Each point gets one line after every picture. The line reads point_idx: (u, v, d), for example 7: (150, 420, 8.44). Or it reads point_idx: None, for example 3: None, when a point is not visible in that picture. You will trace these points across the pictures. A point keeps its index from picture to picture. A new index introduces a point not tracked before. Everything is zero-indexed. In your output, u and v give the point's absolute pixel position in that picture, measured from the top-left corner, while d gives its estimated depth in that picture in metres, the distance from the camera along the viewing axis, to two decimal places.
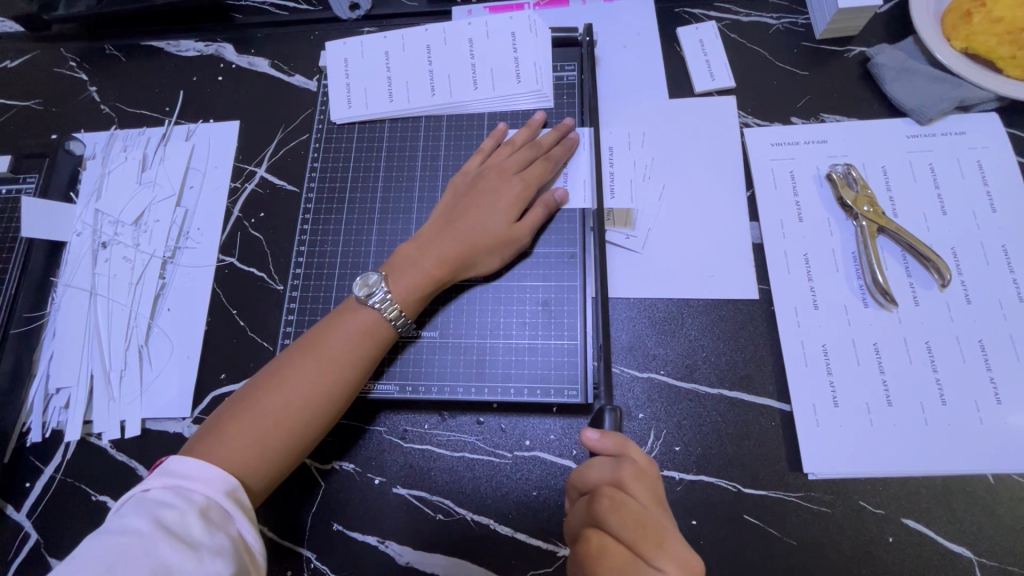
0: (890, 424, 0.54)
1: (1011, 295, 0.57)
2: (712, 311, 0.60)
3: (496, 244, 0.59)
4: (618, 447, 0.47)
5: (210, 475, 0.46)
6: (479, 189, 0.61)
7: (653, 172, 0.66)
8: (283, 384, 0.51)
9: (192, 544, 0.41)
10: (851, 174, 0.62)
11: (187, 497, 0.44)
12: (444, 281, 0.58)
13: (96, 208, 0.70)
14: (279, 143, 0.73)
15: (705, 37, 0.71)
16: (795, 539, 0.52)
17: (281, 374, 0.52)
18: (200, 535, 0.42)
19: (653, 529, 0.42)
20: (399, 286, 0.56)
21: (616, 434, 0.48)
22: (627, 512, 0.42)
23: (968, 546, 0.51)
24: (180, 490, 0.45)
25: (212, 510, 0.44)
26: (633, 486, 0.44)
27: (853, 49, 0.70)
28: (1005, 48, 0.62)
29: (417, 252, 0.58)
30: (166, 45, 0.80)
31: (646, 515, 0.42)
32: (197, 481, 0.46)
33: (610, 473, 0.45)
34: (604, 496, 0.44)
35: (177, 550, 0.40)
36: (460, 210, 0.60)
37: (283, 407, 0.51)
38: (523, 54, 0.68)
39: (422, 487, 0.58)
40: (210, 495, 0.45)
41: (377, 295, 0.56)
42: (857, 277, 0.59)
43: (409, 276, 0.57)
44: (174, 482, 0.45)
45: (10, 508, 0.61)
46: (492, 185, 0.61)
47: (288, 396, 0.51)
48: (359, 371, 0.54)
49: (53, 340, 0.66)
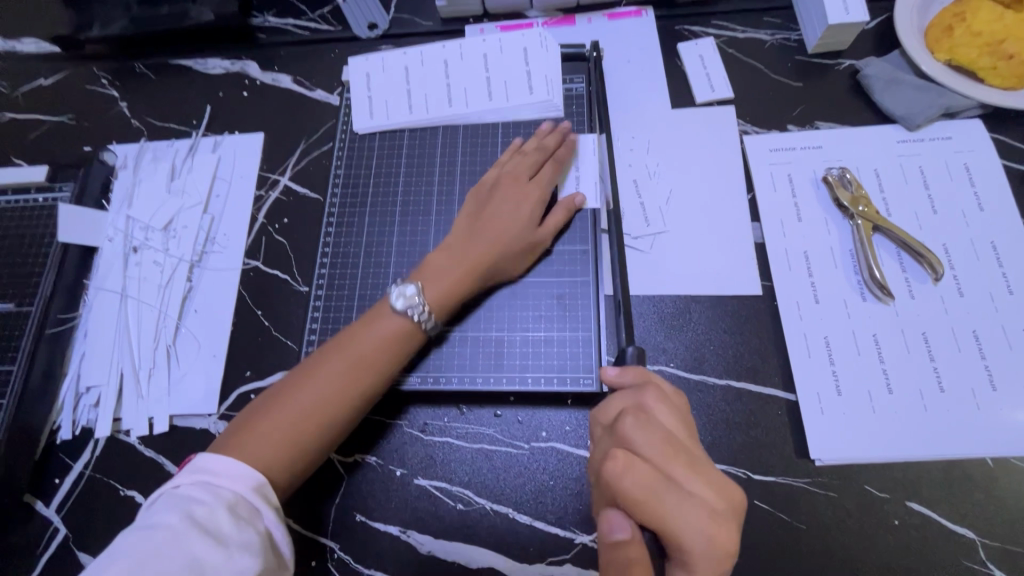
0: (891, 412, 0.57)
1: (1001, 288, 0.60)
2: (718, 307, 0.63)
3: (518, 242, 0.63)
4: (639, 378, 0.49)
5: (239, 473, 0.48)
6: (498, 194, 0.65)
7: (660, 177, 0.69)
8: (313, 383, 0.54)
9: (223, 539, 0.43)
10: (846, 176, 0.66)
11: (217, 493, 0.46)
12: (472, 286, 0.61)
13: (127, 215, 0.73)
14: (302, 153, 0.77)
15: (705, 52, 0.76)
16: (804, 523, 0.54)
17: (311, 374, 0.54)
18: (230, 530, 0.44)
19: (678, 451, 0.44)
20: (432, 292, 0.59)
21: (636, 367, 0.50)
22: (651, 426, 0.45)
23: (971, 527, 0.53)
24: (210, 486, 0.47)
25: (239, 505, 0.46)
26: (657, 409, 0.46)
27: (843, 63, 0.74)
28: (986, 59, 0.67)
29: (446, 261, 0.61)
30: (194, 64, 0.84)
31: (671, 434, 0.45)
32: (226, 478, 0.48)
33: (632, 400, 0.48)
34: (628, 416, 0.46)
35: (209, 545, 0.42)
36: (484, 216, 0.64)
37: (317, 403, 0.53)
38: (535, 67, 0.73)
39: (443, 478, 0.60)
40: (238, 491, 0.47)
41: (414, 309, 0.58)
42: (855, 273, 0.62)
43: (441, 283, 0.60)
44: (203, 478, 0.47)
45: (39, 503, 0.62)
46: (507, 189, 0.65)
47: (322, 393, 0.53)
48: (385, 372, 0.56)
49: (84, 341, 0.68)
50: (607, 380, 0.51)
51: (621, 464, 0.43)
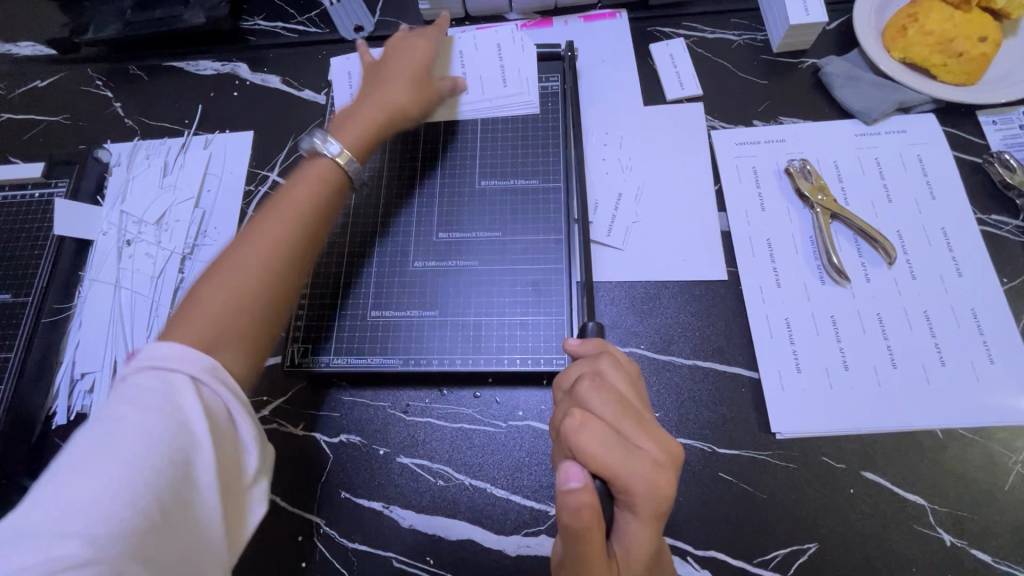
0: (848, 387, 0.60)
1: (950, 271, 0.64)
2: (685, 292, 0.66)
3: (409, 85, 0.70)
4: (597, 349, 0.53)
5: (185, 354, 0.45)
6: (389, 60, 0.72)
7: (631, 170, 0.73)
8: (246, 252, 0.53)
9: (187, 429, 0.42)
10: (807, 167, 0.69)
11: (170, 379, 0.44)
12: (383, 125, 0.68)
13: (121, 210, 0.76)
14: (290, 150, 0.80)
15: (675, 51, 0.79)
16: (765, 492, 0.58)
17: (247, 244, 0.54)
18: (192, 419, 0.42)
19: (628, 410, 0.47)
20: (347, 136, 0.65)
21: (595, 340, 0.54)
22: (606, 389, 0.48)
23: (920, 494, 0.56)
24: (160, 373, 0.44)
25: (198, 389, 0.44)
26: (612, 375, 0.49)
27: (806, 61, 0.78)
28: (938, 56, 0.71)
29: (353, 121, 0.67)
30: (186, 65, 0.87)
31: (624, 397, 0.48)
32: (175, 359, 0.45)
33: (591, 367, 0.51)
34: (586, 379, 0.48)
35: (174, 433, 0.41)
36: (379, 78, 0.71)
37: (228, 291, 0.51)
38: (508, 62, 0.77)
39: (424, 456, 0.62)
40: (191, 372, 0.44)
41: (330, 147, 0.62)
42: (815, 258, 0.66)
43: (355, 127, 0.66)
44: (152, 365, 0.44)
45: (36, 486, 0.65)
46: (403, 62, 0.72)
47: (232, 284, 0.51)
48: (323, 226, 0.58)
49: (79, 331, 0.71)
50: (568, 353, 0.54)
51: (578, 419, 0.45)
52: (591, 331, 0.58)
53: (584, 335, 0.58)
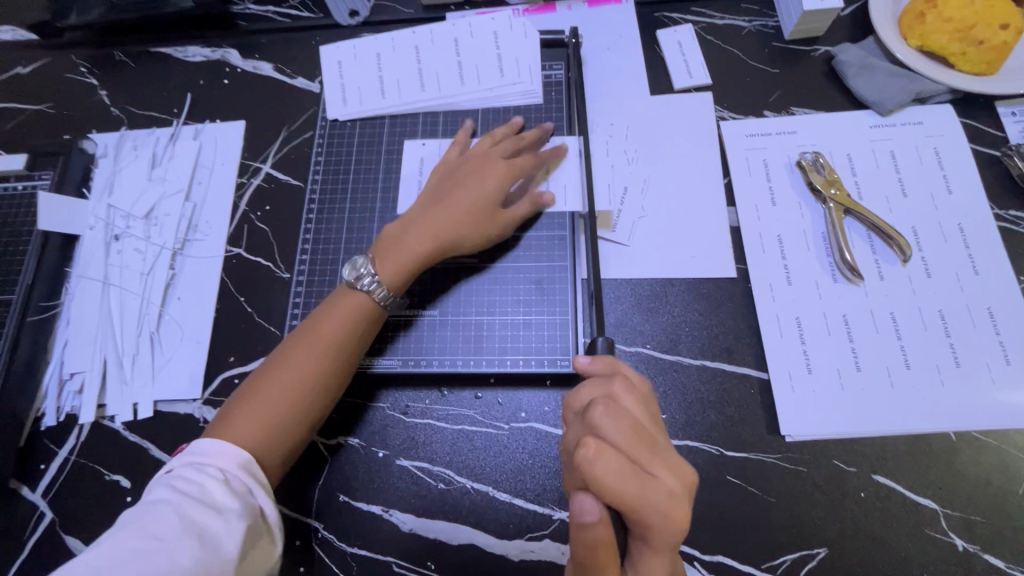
0: (860, 388, 0.58)
1: (966, 269, 0.62)
2: (693, 290, 0.64)
3: (481, 224, 0.62)
4: (608, 368, 0.51)
5: (226, 450, 0.50)
6: (459, 191, 0.63)
7: (637, 163, 0.70)
8: (284, 367, 0.55)
9: (220, 507, 0.45)
10: (819, 160, 0.67)
11: (209, 470, 0.48)
12: (428, 259, 0.61)
13: (108, 203, 0.73)
14: (283, 141, 0.77)
15: (683, 38, 0.76)
16: (774, 496, 0.56)
17: (280, 361, 0.56)
18: (226, 499, 0.46)
19: (644, 437, 0.45)
20: (384, 266, 0.60)
21: (606, 357, 0.52)
22: (621, 416, 0.45)
23: (933, 498, 0.55)
24: (200, 465, 0.49)
25: (233, 480, 0.48)
26: (625, 398, 0.48)
27: (819, 49, 0.75)
28: (957, 45, 0.68)
29: (400, 231, 0.62)
30: (173, 51, 0.84)
31: (639, 422, 0.46)
32: (215, 456, 0.50)
33: (603, 388, 0.49)
34: (600, 403, 0.46)
35: (207, 511, 0.45)
36: (440, 200, 0.63)
37: (275, 397, 0.54)
38: (506, 51, 0.74)
39: (425, 458, 0.61)
40: (228, 467, 0.49)
41: (365, 278, 0.59)
42: (827, 255, 0.64)
43: (392, 254, 0.60)
44: (194, 460, 0.49)
45: (25, 489, 0.63)
46: (470, 196, 0.63)
47: (276, 387, 0.54)
48: (356, 337, 0.58)
49: (67, 329, 0.69)
50: (578, 370, 0.52)
51: (593, 449, 0.43)
52: (600, 349, 0.56)
53: (593, 351, 0.56)
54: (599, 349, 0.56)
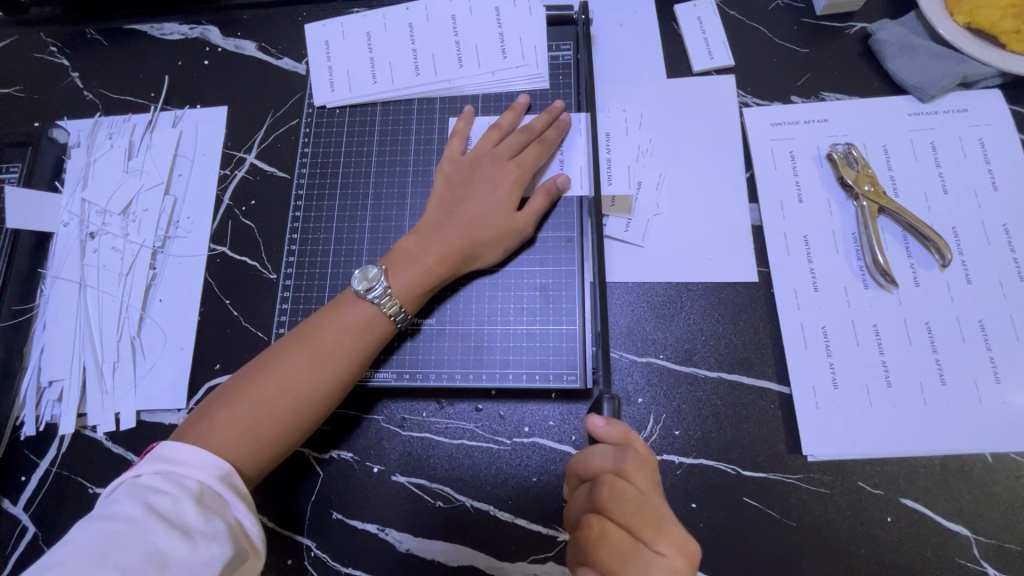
0: (889, 405, 0.54)
1: (1011, 274, 0.57)
2: (711, 294, 0.60)
3: (497, 239, 0.59)
4: (622, 436, 0.47)
5: (203, 460, 0.46)
6: (474, 201, 0.59)
7: (652, 154, 0.65)
8: (278, 369, 0.51)
9: (187, 531, 0.41)
10: (852, 153, 0.61)
11: (180, 483, 0.44)
12: (447, 277, 0.58)
13: (82, 198, 0.69)
14: (268, 129, 0.71)
15: (703, 14, 0.69)
16: (795, 520, 0.53)
17: (276, 363, 0.52)
18: (195, 521, 0.42)
19: (651, 517, 0.43)
20: (400, 280, 0.56)
21: (621, 424, 0.48)
22: (628, 499, 0.43)
23: (966, 525, 0.51)
24: (172, 476, 0.44)
25: (206, 495, 0.44)
26: (635, 475, 0.45)
27: (854, 26, 0.68)
28: (1009, 22, 0.61)
29: (417, 246, 0.58)
30: (150, 29, 0.77)
31: (646, 504, 0.43)
32: (189, 467, 0.45)
33: (612, 462, 0.46)
34: (605, 485, 0.44)
35: (171, 537, 0.40)
36: (457, 212, 0.59)
37: (267, 407, 0.50)
38: (508, 29, 0.68)
39: (422, 475, 0.57)
40: (203, 479, 0.45)
41: (377, 289, 0.55)
42: (857, 258, 0.59)
43: (411, 269, 0.56)
44: (166, 467, 0.45)
45: (6, 502, 0.60)
46: (485, 207, 0.59)
47: (269, 397, 0.50)
48: (358, 344, 0.54)
49: (43, 333, 0.65)
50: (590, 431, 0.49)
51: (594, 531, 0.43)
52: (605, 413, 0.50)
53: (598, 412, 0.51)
54: (603, 411, 0.50)
